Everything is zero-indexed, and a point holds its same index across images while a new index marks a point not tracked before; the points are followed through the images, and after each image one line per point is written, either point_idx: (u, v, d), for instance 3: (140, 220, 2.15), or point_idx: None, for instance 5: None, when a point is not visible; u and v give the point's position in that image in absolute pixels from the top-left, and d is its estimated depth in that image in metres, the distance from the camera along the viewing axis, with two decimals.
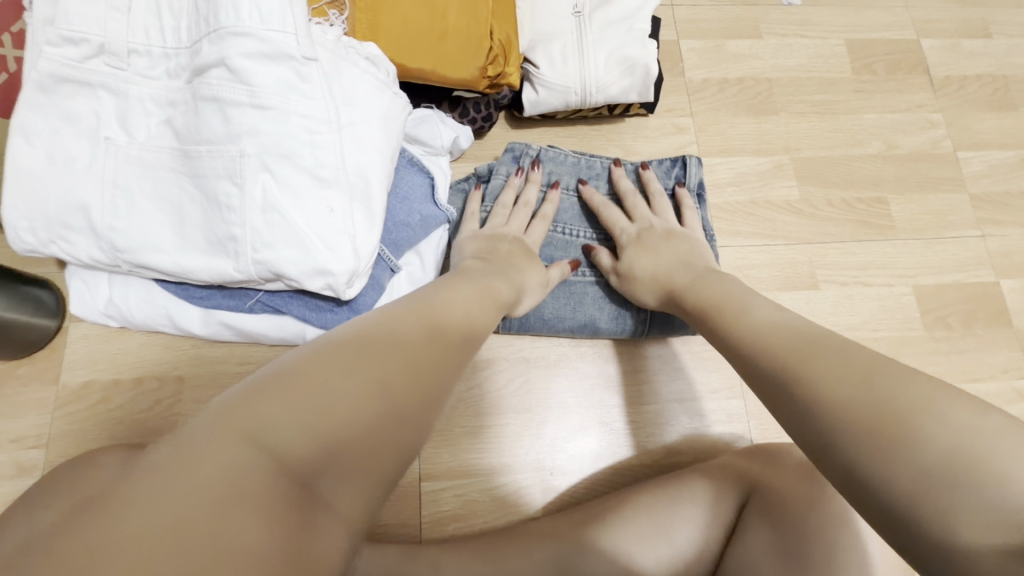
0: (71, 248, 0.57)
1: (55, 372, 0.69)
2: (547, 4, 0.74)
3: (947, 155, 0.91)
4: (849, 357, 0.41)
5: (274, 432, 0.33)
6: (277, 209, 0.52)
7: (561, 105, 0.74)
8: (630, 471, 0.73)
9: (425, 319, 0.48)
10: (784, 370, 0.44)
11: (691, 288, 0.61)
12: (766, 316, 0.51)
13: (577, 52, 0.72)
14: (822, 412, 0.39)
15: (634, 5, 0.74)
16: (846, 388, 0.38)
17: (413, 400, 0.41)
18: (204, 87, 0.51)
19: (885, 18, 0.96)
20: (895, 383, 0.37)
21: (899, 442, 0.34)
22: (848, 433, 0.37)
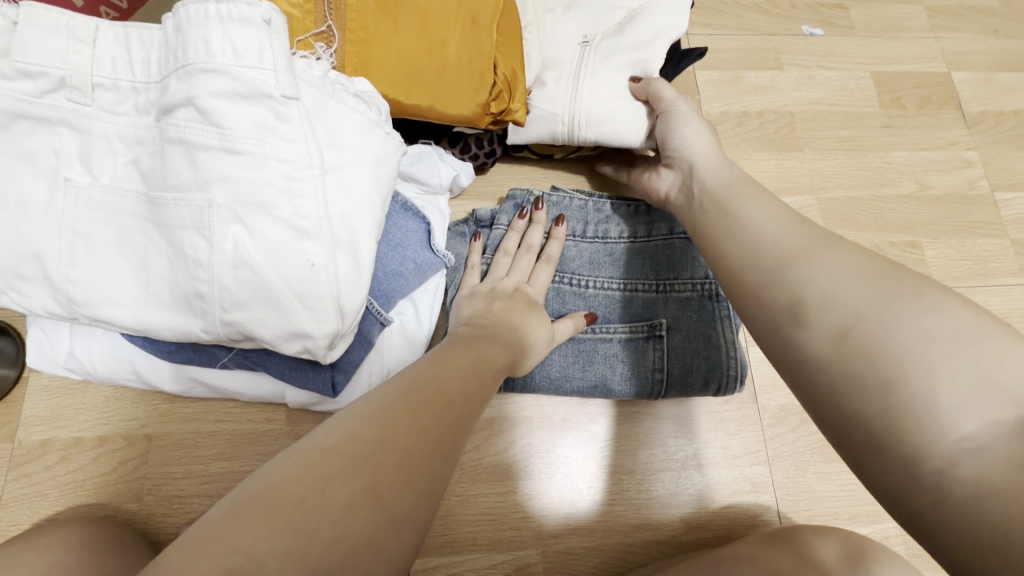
0: (23, 298, 0.51)
1: (11, 429, 0.62)
2: (556, 33, 0.69)
3: (985, 196, 0.84)
4: (845, 256, 0.41)
5: (257, 560, 0.28)
6: (249, 263, 0.46)
7: (548, 136, 0.67)
8: (643, 549, 0.65)
9: (423, 391, 0.41)
10: (771, 260, 0.45)
11: (731, 181, 0.57)
12: (765, 211, 0.50)
13: (575, 81, 0.66)
14: (805, 301, 0.40)
15: (647, 39, 0.67)
16: (841, 281, 0.39)
17: (419, 496, 0.34)
18: (170, 129, 0.46)
19: (914, 49, 0.91)
20: (888, 284, 0.38)
21: (888, 329, 0.36)
22: (829, 319, 0.38)
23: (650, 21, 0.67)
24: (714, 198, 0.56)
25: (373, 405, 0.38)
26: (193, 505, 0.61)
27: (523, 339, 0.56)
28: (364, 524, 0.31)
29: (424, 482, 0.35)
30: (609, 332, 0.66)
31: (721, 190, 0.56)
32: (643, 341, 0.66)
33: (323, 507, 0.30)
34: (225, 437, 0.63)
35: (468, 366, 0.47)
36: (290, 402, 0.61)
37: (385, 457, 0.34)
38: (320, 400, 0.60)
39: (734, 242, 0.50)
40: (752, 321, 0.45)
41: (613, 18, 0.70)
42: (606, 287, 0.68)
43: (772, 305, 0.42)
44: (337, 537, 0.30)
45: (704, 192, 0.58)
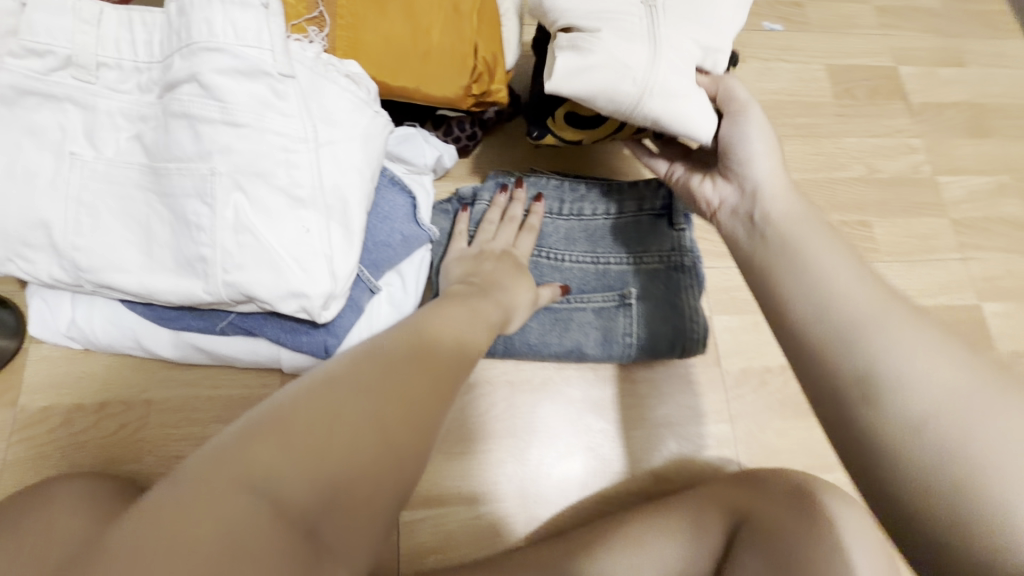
0: (30, 266, 0.54)
1: (14, 394, 0.65)
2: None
3: (927, 179, 0.92)
4: (920, 328, 0.38)
5: (272, 472, 0.33)
6: (250, 228, 0.50)
7: (608, 92, 0.56)
8: (614, 499, 0.71)
9: (430, 355, 0.43)
10: (842, 323, 0.40)
11: (802, 208, 0.51)
12: (838, 260, 0.45)
13: (647, 40, 0.56)
14: (881, 377, 0.37)
15: (721, 19, 0.59)
16: (918, 360, 0.37)
17: (421, 442, 0.38)
18: (174, 103, 0.49)
19: (864, 45, 0.99)
20: (974, 374, 0.35)
21: (979, 428, 0.34)
22: (917, 407, 0.35)
23: (724, 9, 0.59)
24: (775, 227, 0.51)
25: (384, 361, 0.41)
26: None
27: (511, 306, 0.60)
28: (371, 461, 0.35)
29: (427, 432, 0.39)
30: (583, 301, 0.71)
31: (785, 219, 0.51)
32: (614, 309, 0.71)
33: (335, 442, 0.35)
34: (221, 401, 0.67)
35: (468, 331, 0.50)
36: (285, 366, 0.65)
37: (393, 411, 0.37)
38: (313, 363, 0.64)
39: (796, 292, 0.44)
40: (806, 373, 0.42)
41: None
42: (581, 261, 0.73)
43: (839, 368, 0.39)
44: (350, 470, 0.34)
45: (766, 215, 0.52)
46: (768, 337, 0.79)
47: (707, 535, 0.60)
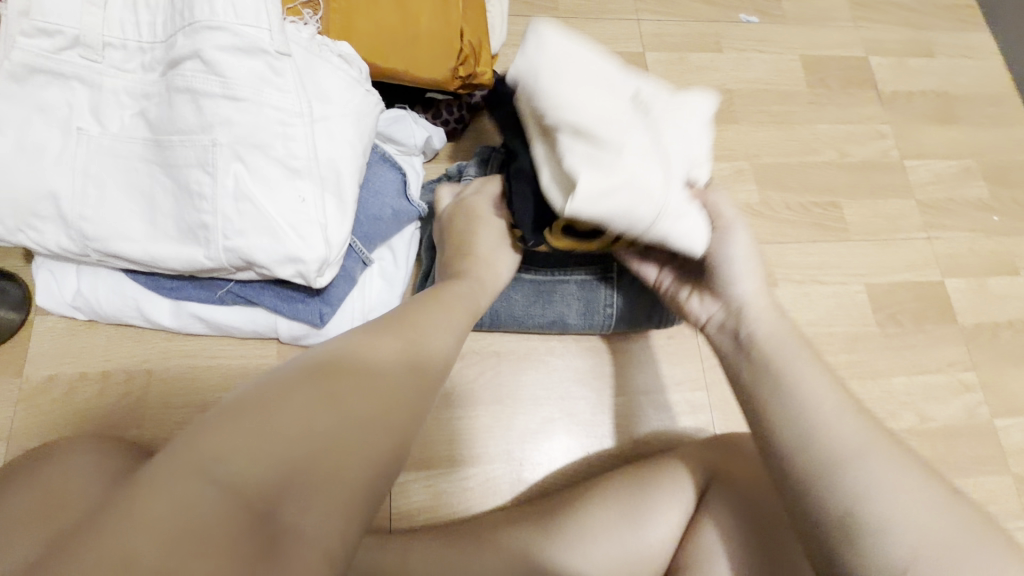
0: (38, 236, 0.57)
1: (19, 364, 0.67)
2: (603, 77, 0.47)
3: (896, 163, 0.97)
4: (900, 467, 0.42)
5: (232, 455, 0.29)
6: (249, 196, 0.54)
7: (624, 217, 0.47)
8: (597, 463, 0.74)
9: (400, 348, 0.42)
10: (826, 455, 0.43)
11: (779, 329, 0.52)
12: (820, 383, 0.47)
13: (654, 154, 0.48)
14: (868, 515, 0.40)
15: (707, 128, 0.52)
16: (898, 499, 0.40)
17: (390, 429, 0.35)
18: (177, 79, 0.53)
19: (837, 37, 1.03)
20: (944, 519, 0.40)
21: (954, 566, 0.38)
22: (903, 547, 0.39)
23: (711, 93, 0.53)
24: (762, 345, 0.52)
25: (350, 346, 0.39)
26: None
27: (482, 296, 0.59)
28: (334, 447, 0.32)
29: (397, 421, 0.36)
30: (566, 275, 0.74)
31: (771, 337, 0.52)
32: (596, 283, 0.74)
33: (295, 422, 0.31)
34: (219, 370, 0.70)
35: (443, 326, 0.49)
36: (281, 335, 0.68)
37: (356, 398, 0.35)
38: (309, 333, 0.67)
39: (795, 420, 0.45)
40: (794, 502, 0.44)
41: (652, 85, 0.52)
42: None
43: (838, 504, 0.41)
44: (313, 454, 0.31)
45: (756, 336, 0.52)
46: None
47: (681, 486, 0.64)
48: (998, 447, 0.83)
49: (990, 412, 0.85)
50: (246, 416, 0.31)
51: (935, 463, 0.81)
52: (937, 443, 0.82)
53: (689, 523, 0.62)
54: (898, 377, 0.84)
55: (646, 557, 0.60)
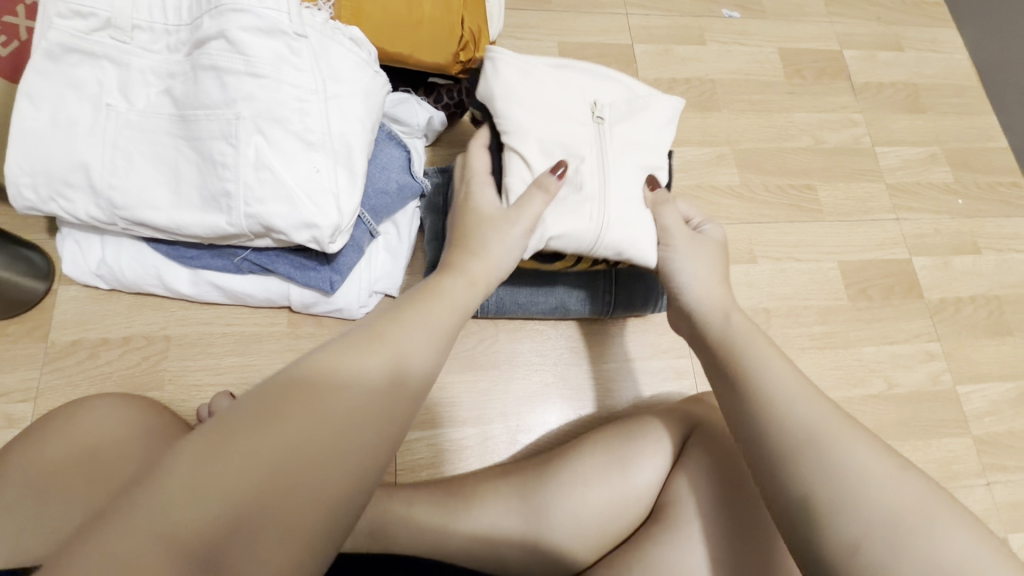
0: (69, 205, 0.61)
1: (44, 330, 0.71)
2: (561, 105, 0.66)
3: (867, 149, 1.03)
4: (868, 453, 0.43)
5: (179, 504, 0.29)
6: (269, 166, 0.59)
7: (572, 229, 0.63)
8: (588, 423, 0.80)
9: (372, 366, 0.39)
10: (789, 444, 0.45)
11: (725, 318, 0.60)
12: (778, 376, 0.51)
13: (598, 168, 0.65)
14: (826, 496, 0.41)
15: (657, 136, 0.68)
16: (865, 479, 0.41)
17: (346, 464, 0.34)
18: (204, 57, 0.58)
19: (813, 31, 1.10)
20: (913, 496, 0.40)
21: (922, 540, 0.38)
22: (872, 523, 0.39)
23: (658, 111, 0.68)
24: (725, 347, 0.57)
25: (316, 365, 0.37)
26: (209, 391, 0.72)
27: (467, 294, 0.56)
28: (280, 492, 0.31)
29: (354, 456, 0.34)
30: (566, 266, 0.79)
31: (736, 338, 0.57)
32: (594, 272, 0.80)
33: (241, 466, 0.31)
34: (234, 336, 0.74)
35: (425, 334, 0.45)
36: (293, 303, 0.72)
37: (318, 423, 0.34)
38: (319, 300, 0.72)
39: (760, 416, 0.48)
40: (767, 485, 0.45)
41: (618, 97, 0.69)
42: None
43: (801, 489, 0.43)
44: (261, 500, 0.30)
45: (722, 337, 0.58)
46: None
47: (664, 436, 0.68)
48: (959, 411, 0.90)
49: (952, 379, 0.91)
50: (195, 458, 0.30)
51: (902, 425, 0.88)
52: (902, 407, 0.88)
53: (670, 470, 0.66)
54: (868, 347, 0.90)
55: (631, 501, 0.64)
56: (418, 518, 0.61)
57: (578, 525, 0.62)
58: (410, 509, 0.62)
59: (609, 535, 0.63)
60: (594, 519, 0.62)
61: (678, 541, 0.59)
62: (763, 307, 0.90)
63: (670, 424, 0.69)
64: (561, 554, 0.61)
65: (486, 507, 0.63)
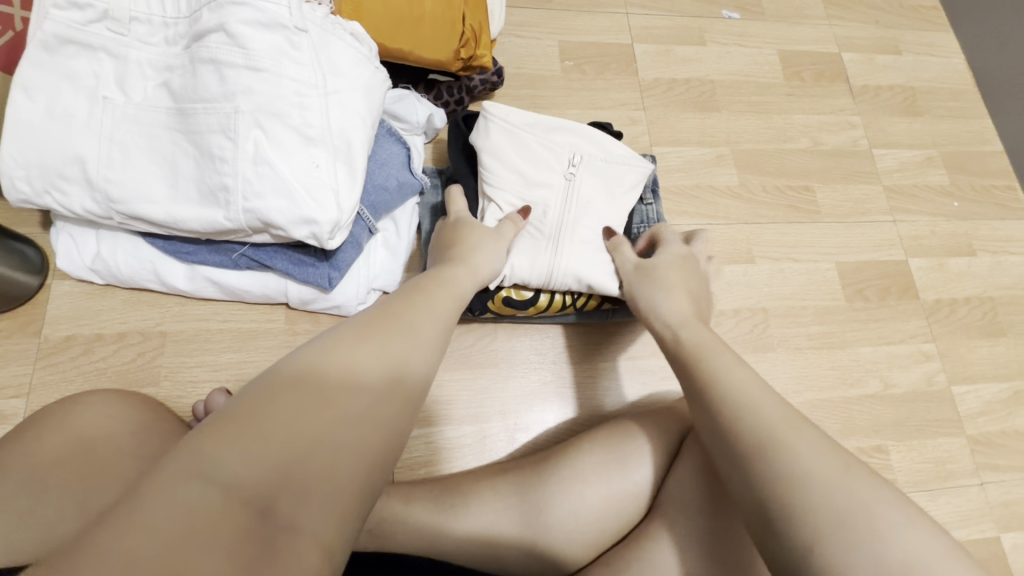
0: (64, 198, 0.61)
1: (37, 325, 0.70)
2: (538, 160, 0.74)
3: (865, 151, 1.04)
4: (824, 452, 0.43)
5: (226, 461, 0.28)
6: (268, 160, 0.58)
7: (530, 268, 0.71)
8: (587, 421, 0.80)
9: (392, 347, 0.40)
10: (752, 446, 0.45)
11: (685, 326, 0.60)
12: (743, 377, 0.51)
13: (561, 220, 0.73)
14: (782, 499, 0.41)
15: (621, 199, 0.77)
16: (822, 477, 0.41)
17: (381, 429, 0.35)
18: (203, 50, 0.57)
19: (812, 34, 1.10)
20: (867, 494, 0.41)
21: (870, 538, 0.38)
22: (823, 521, 0.39)
23: (626, 173, 0.76)
24: (691, 357, 0.56)
25: (338, 344, 0.38)
26: (205, 387, 0.72)
27: (467, 284, 0.57)
28: (328, 447, 0.31)
29: (386, 422, 0.35)
30: None
31: (700, 347, 0.56)
32: None
33: (286, 423, 0.31)
34: (231, 332, 0.74)
35: (435, 321, 0.46)
36: (291, 299, 0.72)
37: (350, 389, 0.35)
38: (317, 296, 0.71)
39: (726, 418, 0.48)
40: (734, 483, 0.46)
41: (595, 152, 0.76)
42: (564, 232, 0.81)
43: (759, 482, 0.43)
44: (310, 454, 0.31)
45: (683, 346, 0.58)
46: (723, 285, 0.90)
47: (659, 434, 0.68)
48: (954, 412, 0.90)
49: (948, 379, 0.92)
50: (239, 417, 0.31)
51: (898, 425, 0.88)
52: (898, 407, 0.89)
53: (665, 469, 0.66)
54: (864, 347, 0.90)
55: (631, 498, 0.64)
56: (416, 514, 0.61)
57: (580, 522, 0.61)
58: (408, 506, 0.61)
59: (606, 532, 0.62)
60: (594, 516, 0.62)
61: (675, 539, 0.59)
62: (761, 307, 0.90)
63: (667, 422, 0.69)
64: (557, 552, 0.61)
65: (484, 504, 0.63)
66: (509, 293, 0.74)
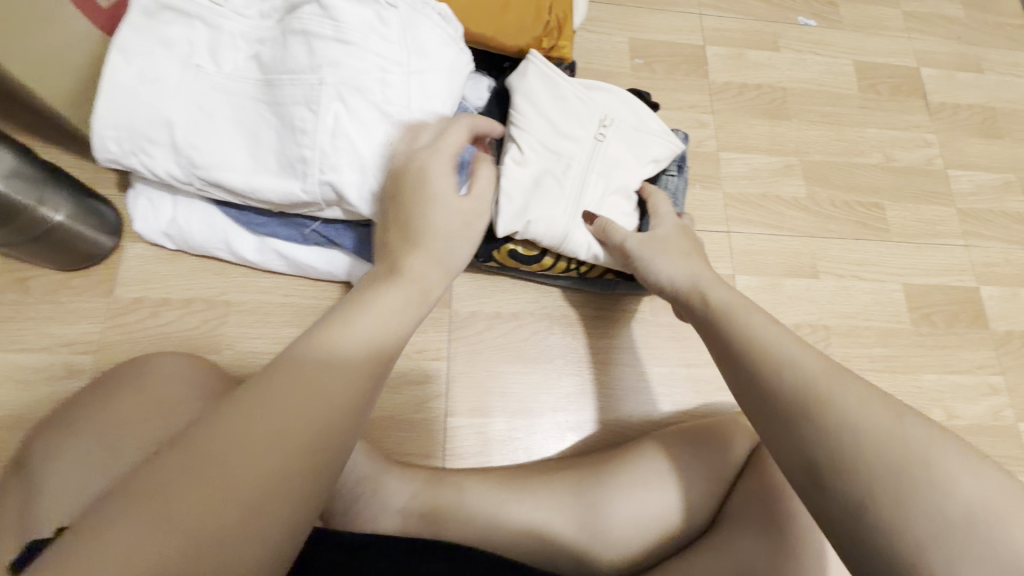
0: (148, 161, 0.62)
1: (109, 285, 0.72)
2: (570, 115, 0.69)
3: (940, 171, 1.00)
4: (871, 402, 0.41)
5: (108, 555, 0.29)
6: (349, 135, 0.58)
7: (545, 225, 0.66)
8: (639, 426, 0.78)
9: (315, 396, 0.38)
10: (795, 403, 0.43)
11: (705, 294, 0.59)
12: (774, 339, 0.49)
13: (583, 181, 0.68)
14: (835, 451, 0.39)
15: (645, 168, 0.72)
16: (875, 423, 0.39)
17: (293, 472, 0.35)
18: (296, 23, 0.58)
19: (890, 46, 1.06)
20: (922, 436, 0.38)
21: (929, 488, 0.36)
22: (877, 475, 0.37)
23: (656, 142, 0.72)
24: (721, 320, 0.54)
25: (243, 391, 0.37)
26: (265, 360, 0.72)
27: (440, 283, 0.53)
28: (232, 505, 0.32)
29: (298, 463, 0.35)
30: None
31: (730, 309, 0.55)
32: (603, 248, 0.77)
33: (181, 509, 0.31)
34: (293, 308, 0.74)
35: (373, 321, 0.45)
36: (354, 279, 0.72)
37: (259, 454, 0.34)
38: None
39: (770, 373, 0.46)
40: (776, 446, 0.43)
41: (627, 118, 0.72)
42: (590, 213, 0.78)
43: (811, 446, 0.41)
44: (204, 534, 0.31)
45: (714, 310, 0.56)
46: (784, 298, 0.87)
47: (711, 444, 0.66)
48: (1019, 449, 0.86)
49: (1015, 415, 0.88)
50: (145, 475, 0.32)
51: None
52: (960, 439, 0.85)
53: (717, 480, 0.65)
54: (928, 374, 0.87)
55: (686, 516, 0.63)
56: (469, 502, 0.62)
57: (632, 531, 0.61)
58: (462, 494, 0.63)
59: (661, 540, 0.62)
60: (644, 530, 0.61)
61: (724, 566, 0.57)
62: (822, 323, 0.87)
63: (725, 437, 0.67)
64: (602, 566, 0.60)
65: (541, 497, 0.63)
66: (515, 247, 0.71)
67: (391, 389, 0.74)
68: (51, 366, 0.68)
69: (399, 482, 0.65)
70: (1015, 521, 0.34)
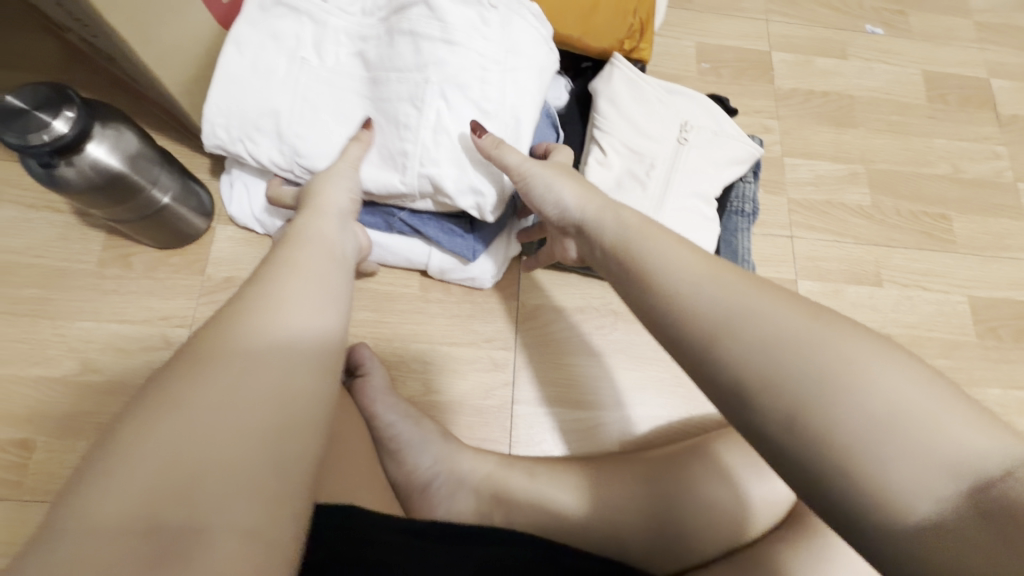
0: (253, 148, 0.65)
1: (202, 264, 0.76)
2: (652, 119, 0.72)
3: (1009, 184, 0.98)
4: (786, 318, 0.37)
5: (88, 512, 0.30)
6: (448, 130, 0.61)
7: None
8: (699, 424, 0.79)
9: (252, 345, 0.38)
10: (708, 326, 0.39)
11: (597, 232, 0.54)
12: (694, 269, 0.43)
13: (664, 180, 0.70)
14: (756, 371, 0.35)
15: (723, 171, 0.73)
16: (792, 336, 0.36)
17: (257, 414, 0.35)
18: (404, 22, 0.62)
19: (959, 56, 1.05)
20: (840, 339, 0.35)
21: (861, 393, 0.33)
22: (804, 385, 0.34)
23: (734, 145, 0.73)
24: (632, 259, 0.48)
25: (181, 376, 0.36)
26: None
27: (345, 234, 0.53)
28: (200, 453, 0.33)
29: (255, 413, 0.35)
30: None
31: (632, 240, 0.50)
32: None
33: (138, 461, 0.32)
34: (369, 294, 0.78)
35: (310, 287, 0.44)
36: (431, 267, 0.75)
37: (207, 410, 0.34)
38: (457, 266, 0.75)
39: (684, 307, 0.41)
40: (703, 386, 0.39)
41: (707, 124, 0.74)
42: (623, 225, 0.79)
43: (736, 374, 0.36)
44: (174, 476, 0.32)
45: (614, 249, 0.51)
46: (847, 304, 0.88)
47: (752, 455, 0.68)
48: None
49: None
50: (96, 469, 0.32)
51: None
52: None
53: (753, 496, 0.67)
54: (993, 388, 0.86)
55: (738, 523, 0.66)
56: (539, 487, 0.66)
57: (687, 526, 0.64)
58: (533, 479, 0.66)
59: (712, 538, 0.65)
60: (697, 523, 0.65)
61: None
62: (886, 331, 0.87)
63: None
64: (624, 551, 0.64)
65: (608, 492, 0.66)
66: None
67: (460, 374, 0.77)
68: (150, 337, 0.73)
69: (470, 462, 0.67)
70: (950, 417, 0.31)
